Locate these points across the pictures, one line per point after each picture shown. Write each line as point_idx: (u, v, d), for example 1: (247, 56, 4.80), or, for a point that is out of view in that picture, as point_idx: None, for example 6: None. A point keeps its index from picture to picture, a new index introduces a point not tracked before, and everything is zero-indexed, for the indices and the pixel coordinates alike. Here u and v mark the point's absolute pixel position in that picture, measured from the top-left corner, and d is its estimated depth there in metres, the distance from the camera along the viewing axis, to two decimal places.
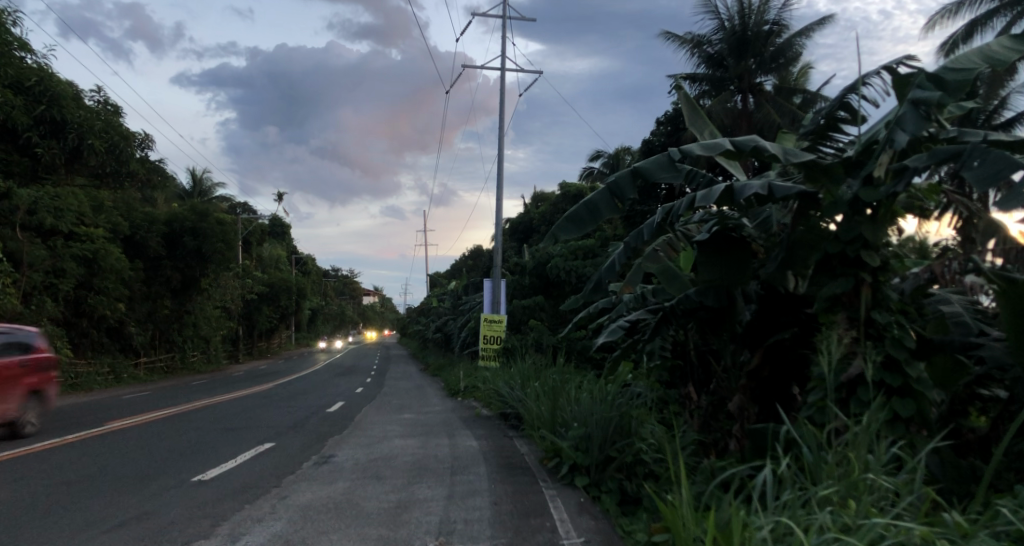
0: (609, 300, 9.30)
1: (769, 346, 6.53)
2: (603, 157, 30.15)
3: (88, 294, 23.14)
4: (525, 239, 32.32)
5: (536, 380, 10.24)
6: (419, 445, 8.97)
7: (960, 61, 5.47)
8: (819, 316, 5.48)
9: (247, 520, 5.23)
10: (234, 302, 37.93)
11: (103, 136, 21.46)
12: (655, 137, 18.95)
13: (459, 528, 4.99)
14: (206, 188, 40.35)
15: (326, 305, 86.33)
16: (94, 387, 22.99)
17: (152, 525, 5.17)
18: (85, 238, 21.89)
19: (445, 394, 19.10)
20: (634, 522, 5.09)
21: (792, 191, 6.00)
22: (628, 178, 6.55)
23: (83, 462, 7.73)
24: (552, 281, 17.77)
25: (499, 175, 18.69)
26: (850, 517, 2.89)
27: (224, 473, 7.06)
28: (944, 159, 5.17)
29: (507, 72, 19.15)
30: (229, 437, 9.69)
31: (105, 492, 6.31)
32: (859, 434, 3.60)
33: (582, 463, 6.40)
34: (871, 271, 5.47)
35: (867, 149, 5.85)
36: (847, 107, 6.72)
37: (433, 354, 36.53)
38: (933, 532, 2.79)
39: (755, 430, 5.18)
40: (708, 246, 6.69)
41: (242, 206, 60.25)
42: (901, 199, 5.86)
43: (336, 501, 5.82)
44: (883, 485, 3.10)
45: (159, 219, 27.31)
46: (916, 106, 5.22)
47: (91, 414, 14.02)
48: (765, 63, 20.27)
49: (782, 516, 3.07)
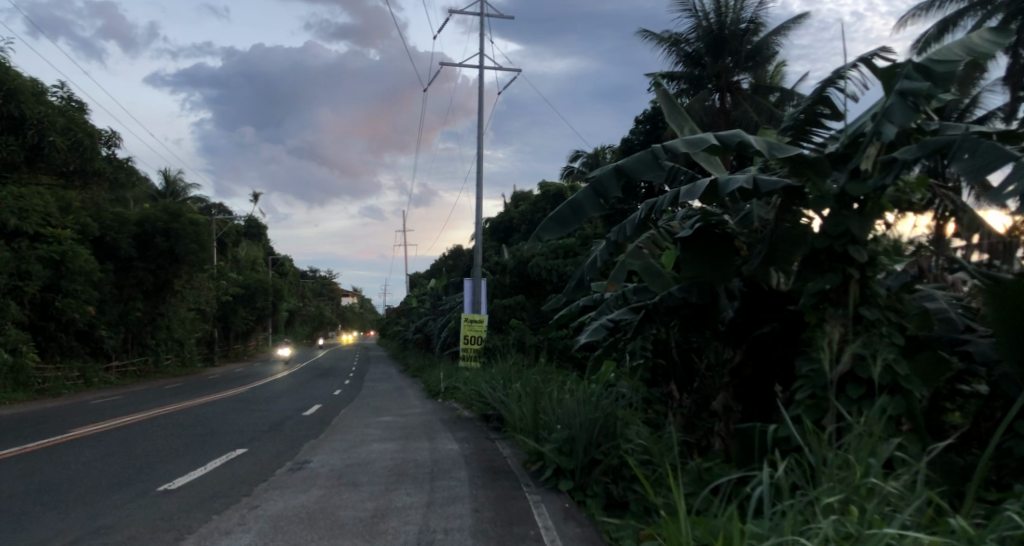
0: (591, 299, 9.13)
1: (752, 342, 6.38)
2: (582, 156, 29.98)
3: (56, 296, 22.42)
4: (505, 239, 32.13)
5: (518, 380, 10.05)
6: (398, 449, 8.77)
7: (944, 52, 5.37)
8: (807, 313, 5.36)
9: (215, 533, 4.95)
10: (208, 303, 37.22)
11: (63, 133, 21.02)
12: (634, 136, 18.88)
13: (439, 538, 4.78)
14: (179, 188, 39.50)
15: (305, 307, 85.49)
16: (63, 392, 22.44)
17: (112, 539, 4.85)
18: (52, 239, 21.16)
19: (425, 396, 18.87)
20: (621, 528, 4.90)
21: (777, 185, 5.81)
22: (612, 175, 6.34)
23: (42, 472, 7.35)
24: (533, 280, 17.60)
25: (479, 174, 18.46)
26: (854, 526, 2.75)
27: (191, 482, 6.76)
28: (933, 151, 5.04)
29: (485, 70, 19.00)
30: (197, 444, 9.31)
31: (64, 505, 5.95)
32: (859, 435, 3.46)
33: (566, 467, 6.19)
34: (859, 267, 5.33)
35: (854, 141, 5.74)
36: (827, 102, 6.59)
37: (412, 356, 36.17)
38: (940, 541, 2.64)
39: (741, 430, 5.02)
40: (692, 242, 6.50)
41: (217, 207, 59.41)
42: (888, 193, 5.73)
43: (310, 510, 5.58)
44: (886, 491, 2.96)
45: (130, 219, 26.43)
46: (904, 97, 5.11)
47: (59, 419, 13.65)
48: (741, 61, 20.32)
49: (784, 528, 2.90)
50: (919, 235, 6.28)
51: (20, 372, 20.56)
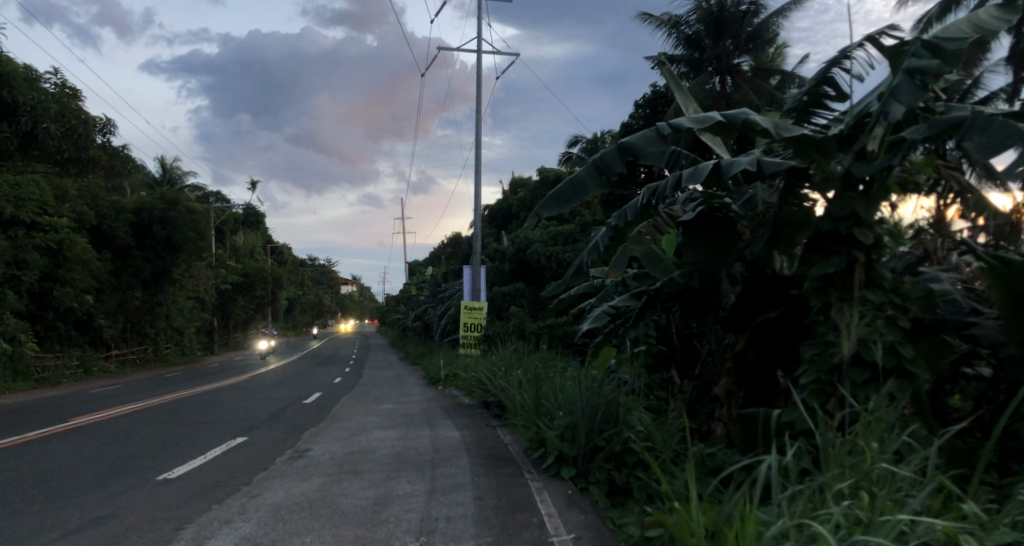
0: (591, 285, 9.05)
1: (755, 327, 6.30)
2: (581, 142, 29.80)
3: (54, 286, 22.33)
4: (504, 225, 32.03)
5: (518, 367, 10.00)
6: (399, 437, 8.74)
7: (953, 29, 5.25)
8: (811, 297, 5.27)
9: (215, 522, 4.89)
10: (207, 292, 37.17)
11: (57, 120, 20.75)
12: (633, 120, 18.71)
13: (441, 526, 4.72)
14: (176, 176, 39.28)
15: (304, 295, 85.47)
16: (63, 381, 22.43)
17: (110, 530, 4.78)
18: (49, 228, 21.01)
19: (425, 383, 18.86)
20: (625, 515, 4.86)
21: (781, 166, 5.72)
22: (615, 153, 6.22)
23: (39, 462, 7.28)
24: (532, 267, 17.52)
25: (477, 160, 18.32)
26: (867, 513, 2.70)
27: (190, 472, 6.69)
28: (943, 130, 4.94)
29: (483, 55, 18.80)
30: (195, 433, 9.25)
31: (62, 495, 5.88)
32: (869, 420, 3.39)
33: (568, 454, 6.16)
34: (865, 250, 5.24)
35: (860, 122, 5.64)
36: (832, 83, 6.48)
37: (412, 343, 36.18)
38: (956, 527, 2.59)
39: (745, 415, 4.96)
40: (695, 226, 6.39)
41: (214, 195, 59.07)
42: (894, 174, 5.63)
43: (311, 498, 5.54)
44: (899, 477, 2.89)
45: (127, 207, 26.26)
46: (911, 76, 5.01)
47: (57, 409, 13.59)
48: (742, 44, 20.12)
49: (796, 517, 2.83)
50: (920, 217, 6.20)
51: (19, 361, 20.55)
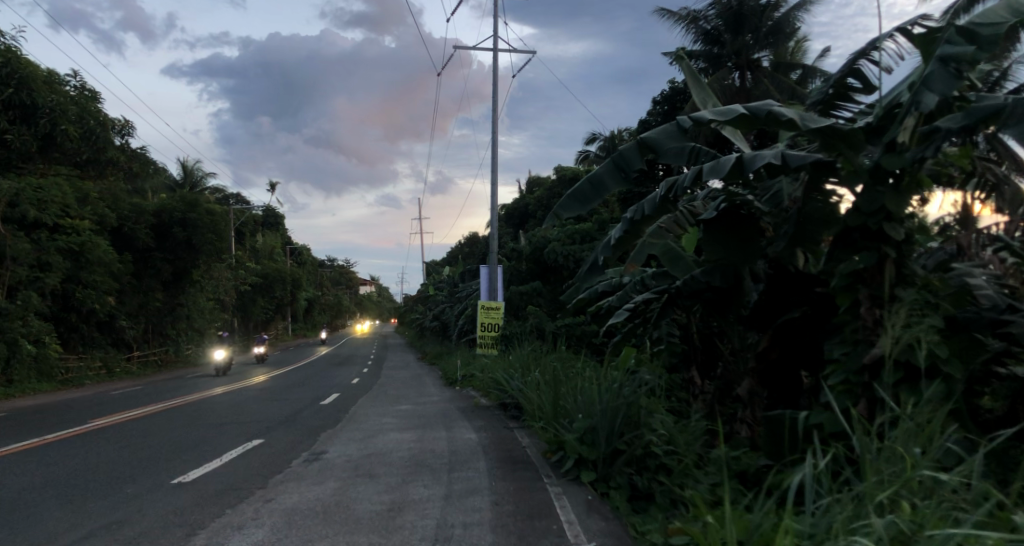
0: (609, 282, 8.88)
1: (779, 326, 6.10)
2: (598, 140, 29.57)
3: (76, 287, 22.61)
4: (521, 224, 31.92)
5: (536, 368, 9.88)
6: (415, 439, 8.67)
7: (989, 13, 5.00)
8: (839, 295, 5.08)
9: (227, 528, 4.80)
10: (227, 293, 37.51)
11: (76, 122, 21.21)
12: (651, 117, 18.49)
13: (457, 533, 4.59)
14: (197, 179, 39.71)
15: (324, 296, 86.08)
16: (86, 382, 22.66)
17: (122, 535, 4.73)
18: (71, 230, 21.34)
19: (443, 383, 18.80)
20: (648, 521, 4.70)
21: (806, 159, 5.50)
22: (635, 149, 6.05)
23: (57, 465, 7.33)
24: (550, 266, 17.40)
25: (494, 159, 18.22)
26: (912, 526, 2.53)
27: (205, 475, 6.68)
28: (979, 119, 4.70)
29: (499, 54, 18.72)
30: (212, 436, 9.25)
31: (76, 499, 5.87)
32: (909, 424, 3.21)
33: (588, 457, 6.01)
34: (896, 245, 5.02)
35: (889, 113, 5.42)
36: (858, 75, 6.26)
37: (430, 343, 36.23)
38: (1008, 539, 2.41)
39: (771, 418, 4.76)
40: (715, 223, 6.19)
41: (234, 198, 59.70)
42: (927, 167, 5.40)
43: (324, 503, 5.45)
44: (945, 486, 2.72)
45: (149, 210, 26.61)
46: (945, 63, 4.78)
47: (78, 410, 13.69)
48: (761, 38, 19.77)
49: (836, 531, 2.66)
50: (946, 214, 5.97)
51: (44, 362, 20.75)
